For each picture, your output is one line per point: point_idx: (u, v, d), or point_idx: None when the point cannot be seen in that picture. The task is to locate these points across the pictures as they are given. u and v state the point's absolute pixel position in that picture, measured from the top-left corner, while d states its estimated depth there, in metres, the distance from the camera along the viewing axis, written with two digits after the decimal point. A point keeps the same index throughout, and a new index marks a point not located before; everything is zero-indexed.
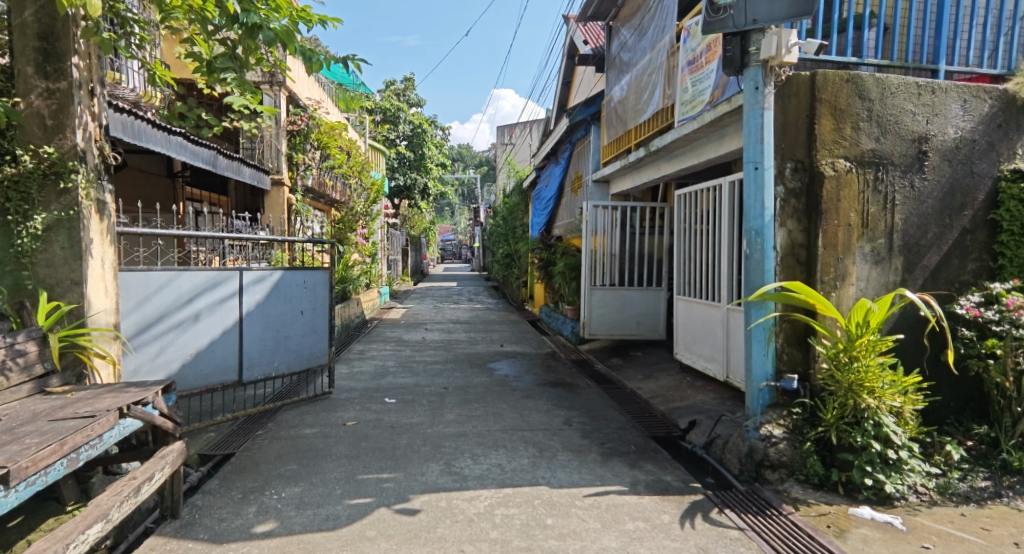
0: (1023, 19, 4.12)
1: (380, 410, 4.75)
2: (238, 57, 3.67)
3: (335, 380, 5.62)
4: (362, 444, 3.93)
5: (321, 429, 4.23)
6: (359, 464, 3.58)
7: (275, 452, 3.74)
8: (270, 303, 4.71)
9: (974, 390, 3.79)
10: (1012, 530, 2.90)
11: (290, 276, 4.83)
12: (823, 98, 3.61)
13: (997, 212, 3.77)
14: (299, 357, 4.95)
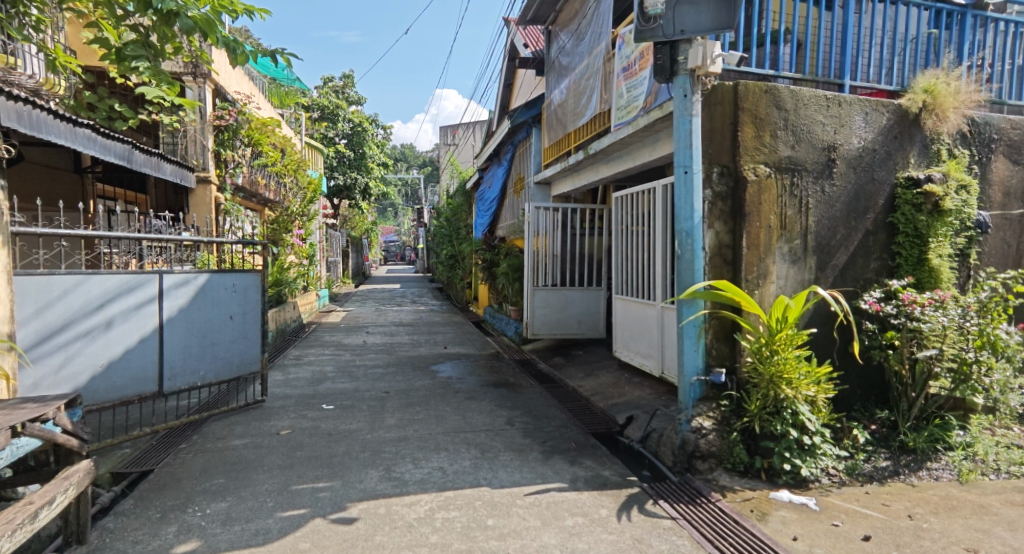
0: (913, 41, 4.55)
1: (316, 417, 4.63)
2: (151, 45, 3.47)
3: (268, 388, 5.43)
4: (298, 453, 3.83)
5: (253, 439, 4.08)
6: (293, 474, 3.48)
7: (200, 466, 3.58)
8: (194, 308, 4.51)
9: (877, 378, 4.12)
10: (908, 505, 3.18)
11: (217, 279, 4.66)
12: (745, 107, 3.84)
13: (894, 215, 4.13)
14: (228, 364, 4.77)
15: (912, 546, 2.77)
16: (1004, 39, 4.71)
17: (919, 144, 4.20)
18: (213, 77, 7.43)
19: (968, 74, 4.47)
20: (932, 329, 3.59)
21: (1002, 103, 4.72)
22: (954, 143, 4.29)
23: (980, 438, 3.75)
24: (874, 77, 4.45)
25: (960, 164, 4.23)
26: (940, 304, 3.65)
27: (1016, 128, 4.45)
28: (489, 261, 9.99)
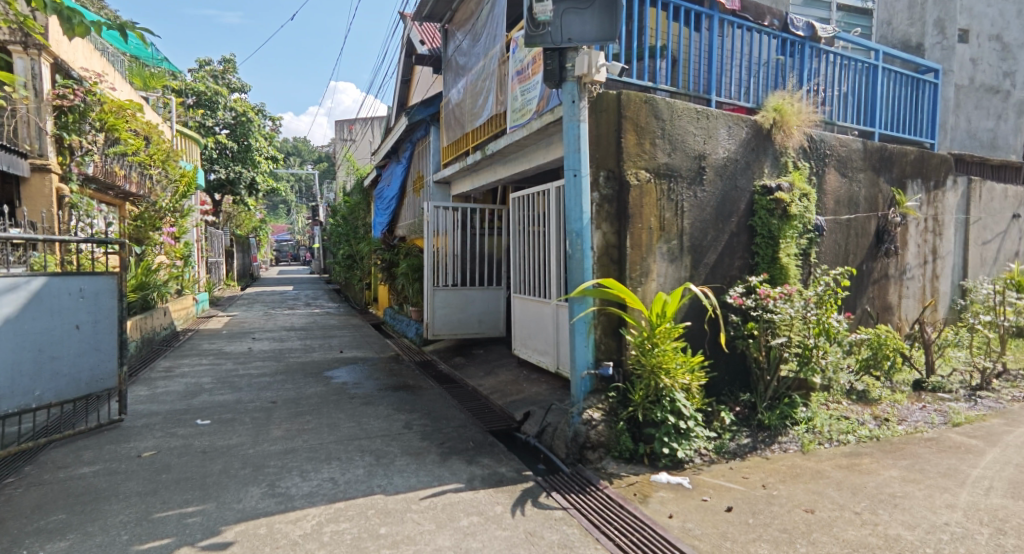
0: (767, 64, 5.11)
1: (188, 435, 4.29)
2: None
3: (128, 406, 4.93)
4: (163, 477, 3.53)
5: (106, 465, 3.70)
6: (156, 501, 3.21)
7: (37, 502, 3.18)
8: (26, 318, 3.97)
9: (740, 365, 4.58)
10: (762, 476, 3.59)
11: (57, 283, 4.18)
12: (627, 115, 4.09)
13: (753, 219, 4.61)
14: (74, 382, 4.27)
15: (765, 513, 3.12)
16: (832, 69, 5.47)
17: (771, 156, 4.72)
18: (50, 49, 6.57)
19: (806, 97, 5.12)
20: (783, 319, 4.08)
21: (832, 123, 5.47)
22: (798, 156, 4.87)
23: (818, 413, 4.30)
24: (735, 95, 4.94)
25: (803, 175, 4.82)
26: (788, 297, 4.15)
27: (843, 145, 5.15)
28: (389, 261, 9.78)
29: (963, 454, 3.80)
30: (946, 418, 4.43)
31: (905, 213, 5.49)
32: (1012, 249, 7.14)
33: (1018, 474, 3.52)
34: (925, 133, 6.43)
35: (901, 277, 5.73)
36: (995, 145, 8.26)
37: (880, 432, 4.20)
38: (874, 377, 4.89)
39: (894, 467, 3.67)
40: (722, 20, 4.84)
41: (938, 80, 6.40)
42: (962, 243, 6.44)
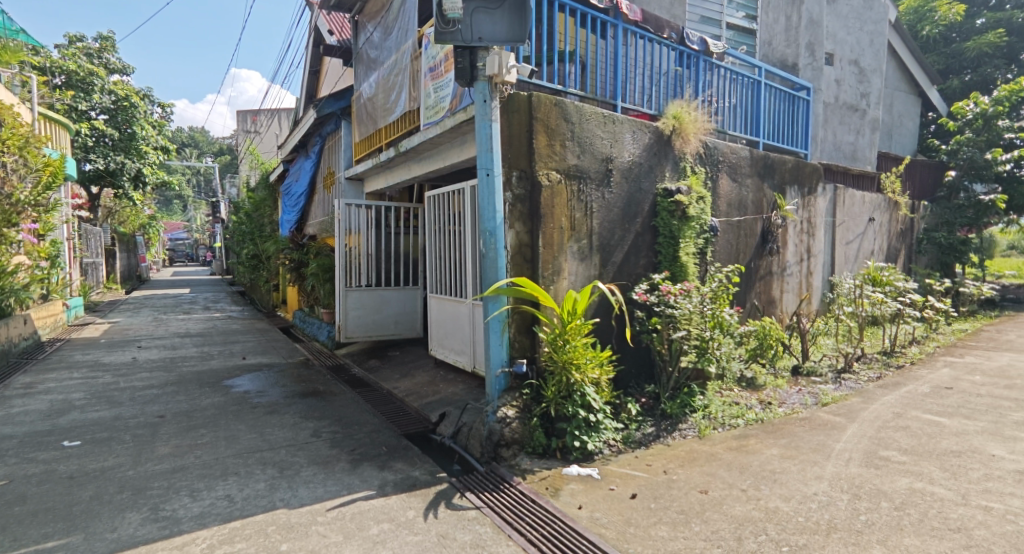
0: (667, 74, 5.41)
1: (53, 459, 3.86)
2: None
3: None
4: (18, 510, 3.16)
5: None
6: (8, 538, 2.86)
7: None
8: None
9: (645, 358, 4.81)
10: (664, 462, 3.80)
11: None
12: (538, 116, 4.17)
13: (656, 220, 4.86)
14: None
15: (666, 497, 3.31)
16: (723, 82, 5.89)
17: (672, 161, 5.00)
18: None
19: (702, 107, 5.48)
20: (683, 314, 4.36)
21: (724, 132, 5.88)
22: (695, 162, 5.20)
23: (713, 400, 4.62)
24: (639, 102, 5.18)
25: (699, 179, 5.15)
26: (686, 293, 4.46)
27: (734, 153, 5.56)
28: (297, 262, 9.33)
29: (829, 430, 4.24)
30: (817, 398, 4.90)
31: (785, 216, 6.01)
32: (870, 249, 8.04)
33: (874, 445, 3.97)
34: (801, 144, 7.09)
35: (783, 274, 6.28)
36: (856, 157, 9.26)
37: (765, 415, 4.57)
38: (760, 364, 5.31)
39: (776, 445, 4.02)
40: (626, 30, 5.06)
41: (811, 97, 7.09)
42: (830, 243, 7.17)
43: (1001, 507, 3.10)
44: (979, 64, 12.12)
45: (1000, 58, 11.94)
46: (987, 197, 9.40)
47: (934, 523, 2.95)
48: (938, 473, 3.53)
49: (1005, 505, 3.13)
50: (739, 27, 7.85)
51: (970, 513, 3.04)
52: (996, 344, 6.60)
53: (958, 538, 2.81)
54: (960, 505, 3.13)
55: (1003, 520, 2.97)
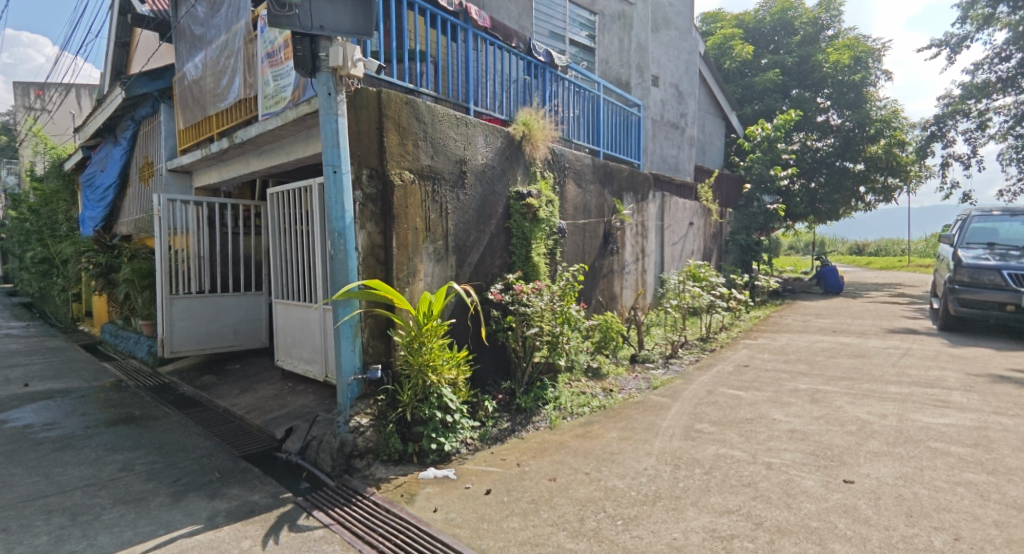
0: (517, 81, 5.61)
1: None
2: None
3: None
4: None
5: None
6: None
7: None
8: None
9: (501, 355, 4.97)
10: (518, 455, 3.96)
11: None
12: (388, 114, 4.06)
13: (509, 221, 5.04)
14: None
15: (518, 488, 3.45)
16: (567, 93, 6.30)
17: (523, 165, 5.22)
18: None
19: (548, 115, 5.79)
20: (535, 311, 4.60)
21: (569, 140, 6.28)
22: (544, 168, 5.48)
23: (563, 392, 4.91)
24: (490, 107, 5.31)
25: (548, 183, 5.44)
26: (538, 291, 4.72)
27: (578, 160, 5.96)
28: (105, 267, 8.01)
29: (658, 411, 4.74)
30: (649, 383, 5.45)
31: (623, 219, 6.61)
32: (690, 249, 9.15)
33: (690, 419, 4.54)
34: (633, 154, 7.83)
35: (621, 272, 6.88)
36: (678, 168, 10.47)
37: (607, 401, 4.98)
38: (604, 355, 5.77)
39: (615, 429, 4.40)
40: (476, 35, 5.14)
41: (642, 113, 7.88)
42: (659, 244, 8.00)
43: (779, 460, 3.75)
44: (764, 96, 14.40)
45: (778, 93, 14.26)
46: (772, 206, 11.15)
47: (731, 481, 3.46)
48: (736, 438, 4.15)
49: (781, 458, 3.78)
50: (581, 44, 8.51)
51: (758, 469, 3.62)
52: (782, 327, 7.92)
53: (748, 491, 3.33)
54: (751, 464, 3.71)
55: (779, 471, 3.59)
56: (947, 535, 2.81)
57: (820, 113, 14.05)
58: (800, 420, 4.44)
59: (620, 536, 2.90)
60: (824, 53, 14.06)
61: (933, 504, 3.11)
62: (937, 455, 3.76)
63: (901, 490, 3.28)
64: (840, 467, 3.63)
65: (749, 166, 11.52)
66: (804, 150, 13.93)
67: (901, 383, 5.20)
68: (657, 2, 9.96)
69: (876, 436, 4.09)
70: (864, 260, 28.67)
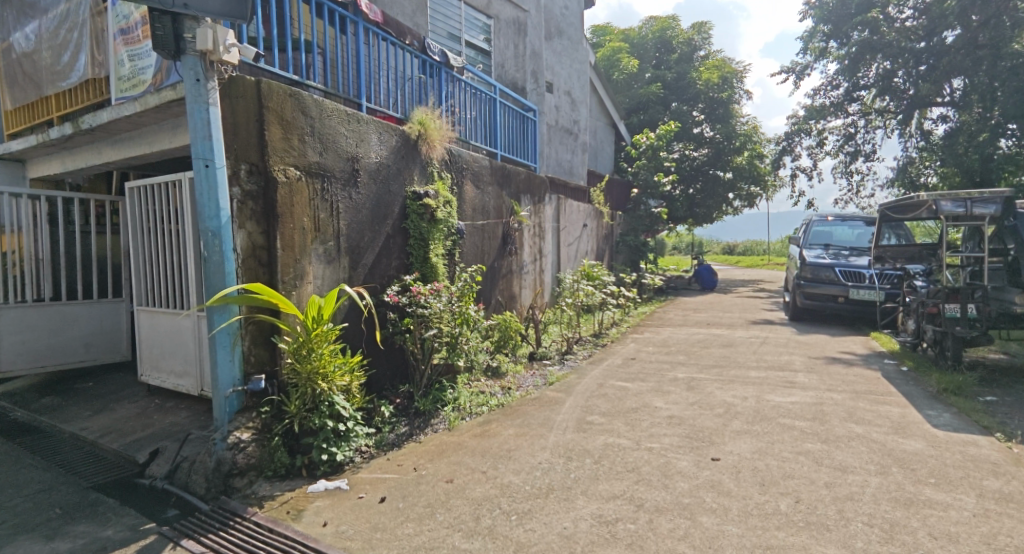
0: (413, 80, 5.50)
1: None
2: None
3: None
4: None
5: None
6: None
7: None
8: None
9: (398, 358, 4.87)
10: (415, 459, 3.89)
11: None
12: (269, 106, 3.76)
13: (405, 222, 4.94)
14: None
15: (413, 493, 3.39)
16: (463, 94, 6.30)
17: (419, 165, 5.14)
18: None
19: (444, 116, 5.74)
20: (433, 313, 4.56)
21: (467, 141, 6.29)
22: (441, 168, 5.44)
23: (462, 392, 4.93)
24: (385, 104, 5.17)
25: (445, 184, 5.41)
26: (436, 293, 4.67)
27: (475, 161, 5.99)
28: None
29: (552, 406, 4.91)
30: (545, 379, 5.64)
31: (521, 221, 6.78)
32: (584, 250, 9.58)
33: (582, 412, 4.76)
34: (530, 158, 8.04)
35: (520, 272, 7.04)
36: (572, 172, 10.94)
37: (505, 400, 5.06)
38: (503, 354, 5.88)
39: (511, 426, 4.48)
40: (367, 29, 4.94)
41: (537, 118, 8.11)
42: (555, 245, 8.28)
43: (658, 445, 4.07)
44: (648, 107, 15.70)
45: (660, 105, 15.58)
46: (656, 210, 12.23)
47: (617, 468, 3.69)
48: (623, 428, 4.42)
49: (660, 443, 4.10)
50: (477, 48, 8.56)
51: (641, 454, 3.90)
52: (665, 321, 8.59)
53: (631, 476, 3.57)
54: (635, 450, 3.98)
55: (659, 455, 3.89)
56: (790, 498, 3.23)
57: (697, 125, 15.49)
58: (678, 407, 4.85)
59: (513, 531, 2.96)
60: (697, 71, 15.56)
61: (780, 473, 3.56)
62: (785, 429, 4.30)
63: (756, 463, 3.72)
64: (709, 446, 4.02)
65: (637, 171, 12.38)
66: (683, 158, 15.19)
67: (760, 368, 5.88)
68: (549, 12, 10.33)
69: (738, 417, 4.58)
70: (732, 260, 32.07)
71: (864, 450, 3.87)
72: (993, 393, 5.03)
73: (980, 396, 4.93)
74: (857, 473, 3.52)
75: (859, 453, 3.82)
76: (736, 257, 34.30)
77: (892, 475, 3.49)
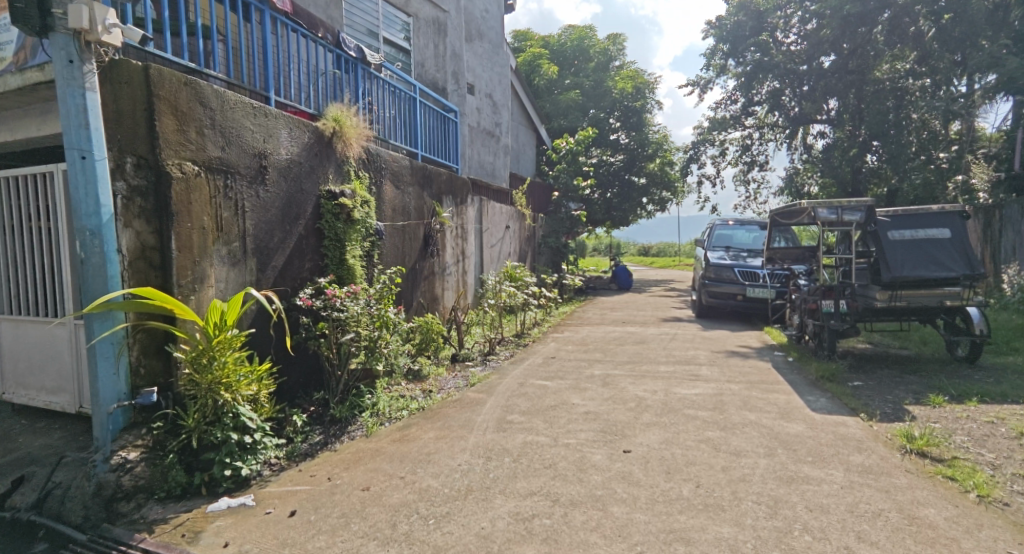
0: (326, 75, 5.27)
1: None
2: None
3: None
4: None
5: None
6: None
7: None
8: None
9: (312, 364, 4.65)
10: (329, 469, 3.72)
11: None
12: (162, 94, 3.38)
13: (320, 222, 4.73)
14: None
15: (327, 504, 3.25)
16: (383, 92, 6.12)
17: (334, 163, 4.94)
18: None
19: (361, 113, 5.54)
20: (350, 316, 4.38)
21: (385, 140, 6.13)
22: (358, 167, 5.26)
23: (381, 397, 4.79)
24: (296, 98, 4.91)
25: (363, 183, 5.24)
26: (353, 296, 4.48)
27: (395, 161, 5.84)
28: None
29: (474, 407, 4.90)
30: (467, 380, 5.62)
31: (442, 222, 6.72)
32: (506, 251, 9.63)
33: (503, 412, 4.80)
34: (451, 158, 7.98)
35: (442, 274, 6.97)
36: (494, 174, 10.99)
37: (426, 403, 4.98)
38: (424, 357, 5.82)
39: (432, 429, 4.42)
40: (275, 18, 4.63)
41: (457, 120, 8.06)
42: (478, 246, 8.28)
43: (575, 440, 4.19)
44: (568, 113, 15.76)
45: (579, 111, 15.88)
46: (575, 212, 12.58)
47: (535, 465, 3.75)
48: (542, 425, 4.51)
49: (576, 438, 4.23)
50: (397, 46, 8.35)
51: (558, 450, 4.00)
52: (583, 320, 8.89)
53: (548, 472, 3.65)
54: (553, 447, 4.07)
55: (575, 450, 4.01)
56: (692, 484, 3.45)
57: (612, 132, 16.27)
58: (594, 402, 5.03)
59: (431, 535, 2.92)
60: (613, 79, 16.22)
61: (684, 460, 3.80)
62: (690, 419, 4.60)
63: (663, 452, 3.94)
64: (621, 439, 4.21)
65: (558, 174, 12.60)
66: (600, 163, 15.93)
67: (668, 363, 6.25)
68: (469, 14, 10.25)
69: (648, 410, 4.83)
70: (649, 260, 33.88)
71: (755, 435, 4.22)
72: (859, 378, 5.69)
73: (850, 381, 5.55)
74: (749, 456, 3.83)
75: (751, 438, 4.17)
76: (647, 258, 36.16)
77: (778, 456, 3.84)
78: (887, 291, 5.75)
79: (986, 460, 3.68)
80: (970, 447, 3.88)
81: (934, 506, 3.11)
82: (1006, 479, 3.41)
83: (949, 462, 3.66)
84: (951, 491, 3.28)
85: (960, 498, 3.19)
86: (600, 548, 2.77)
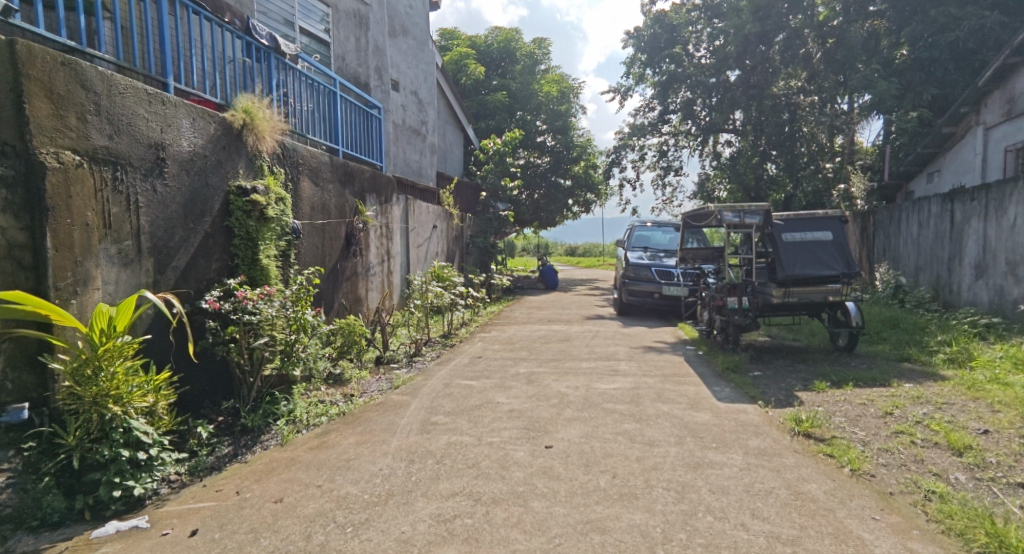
0: (233, 63, 4.96)
1: None
2: None
3: None
4: None
5: None
6: None
7: None
8: None
9: (221, 371, 4.36)
10: (237, 482, 3.50)
11: None
12: (32, 75, 3.05)
13: (229, 219, 4.44)
14: None
15: (233, 520, 3.05)
16: (300, 85, 5.84)
17: (244, 157, 4.65)
18: None
19: (275, 105, 5.26)
20: (264, 319, 4.15)
21: (304, 135, 5.86)
22: (272, 161, 4.99)
23: (298, 403, 4.57)
24: (198, 86, 4.58)
25: (277, 179, 4.98)
26: (267, 297, 4.24)
27: (313, 157, 5.60)
28: None
29: (396, 410, 4.78)
30: (391, 383, 5.50)
31: (365, 220, 6.53)
32: (434, 251, 9.51)
33: (427, 413, 4.73)
34: (375, 156, 7.76)
35: (366, 274, 6.77)
36: (420, 173, 10.83)
37: (347, 407, 4.81)
38: (346, 360, 5.63)
39: (352, 434, 4.28)
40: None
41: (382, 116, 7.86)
42: (404, 245, 8.12)
43: (499, 439, 4.19)
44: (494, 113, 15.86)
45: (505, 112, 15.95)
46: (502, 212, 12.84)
47: (458, 465, 3.72)
48: (466, 425, 4.48)
49: (500, 436, 4.23)
50: (314, 36, 7.99)
51: (481, 450, 3.98)
52: (509, 319, 8.95)
53: (471, 472, 3.62)
54: (476, 446, 4.05)
55: (498, 448, 4.01)
56: (609, 475, 3.54)
57: (539, 135, 16.57)
58: (519, 400, 5.06)
59: (347, 544, 2.81)
60: (538, 83, 16.50)
61: (602, 453, 3.89)
62: (608, 413, 4.73)
63: (583, 446, 4.02)
64: (543, 435, 4.26)
65: (485, 174, 12.51)
66: (527, 165, 16.23)
67: (590, 359, 6.41)
68: (393, 8, 10.03)
69: (570, 405, 4.92)
70: (575, 260, 34.77)
71: (668, 426, 4.41)
72: (759, 368, 6.10)
73: (751, 371, 5.94)
74: (661, 446, 4.00)
75: (664, 429, 4.34)
76: (573, 258, 37.08)
77: (687, 443, 4.03)
78: (782, 289, 6.17)
79: (859, 437, 4.04)
80: (847, 426, 4.25)
81: (816, 481, 3.37)
82: (874, 453, 3.76)
83: (829, 441, 3.99)
84: (829, 467, 3.57)
85: (837, 473, 3.49)
86: (520, 544, 2.79)
